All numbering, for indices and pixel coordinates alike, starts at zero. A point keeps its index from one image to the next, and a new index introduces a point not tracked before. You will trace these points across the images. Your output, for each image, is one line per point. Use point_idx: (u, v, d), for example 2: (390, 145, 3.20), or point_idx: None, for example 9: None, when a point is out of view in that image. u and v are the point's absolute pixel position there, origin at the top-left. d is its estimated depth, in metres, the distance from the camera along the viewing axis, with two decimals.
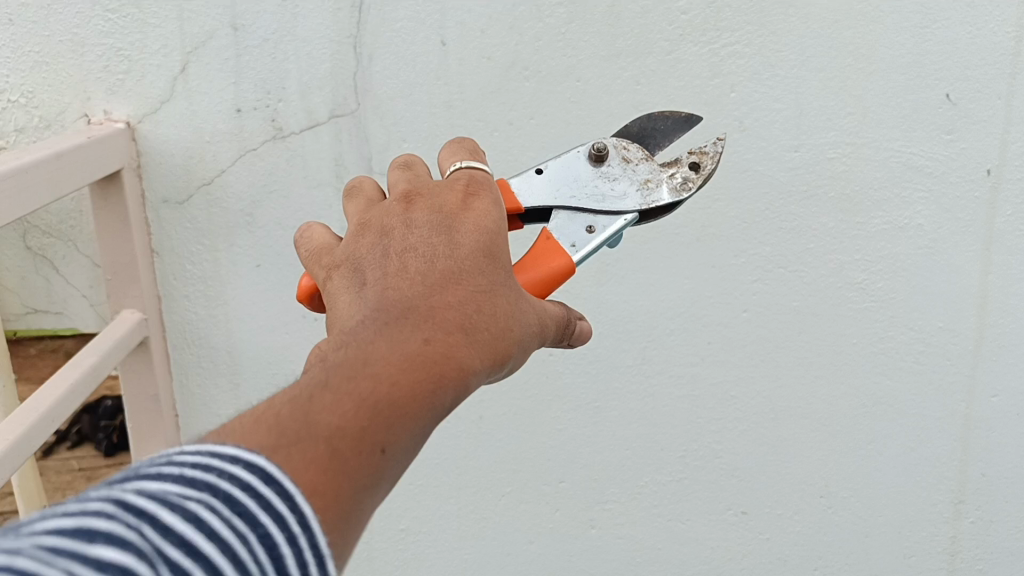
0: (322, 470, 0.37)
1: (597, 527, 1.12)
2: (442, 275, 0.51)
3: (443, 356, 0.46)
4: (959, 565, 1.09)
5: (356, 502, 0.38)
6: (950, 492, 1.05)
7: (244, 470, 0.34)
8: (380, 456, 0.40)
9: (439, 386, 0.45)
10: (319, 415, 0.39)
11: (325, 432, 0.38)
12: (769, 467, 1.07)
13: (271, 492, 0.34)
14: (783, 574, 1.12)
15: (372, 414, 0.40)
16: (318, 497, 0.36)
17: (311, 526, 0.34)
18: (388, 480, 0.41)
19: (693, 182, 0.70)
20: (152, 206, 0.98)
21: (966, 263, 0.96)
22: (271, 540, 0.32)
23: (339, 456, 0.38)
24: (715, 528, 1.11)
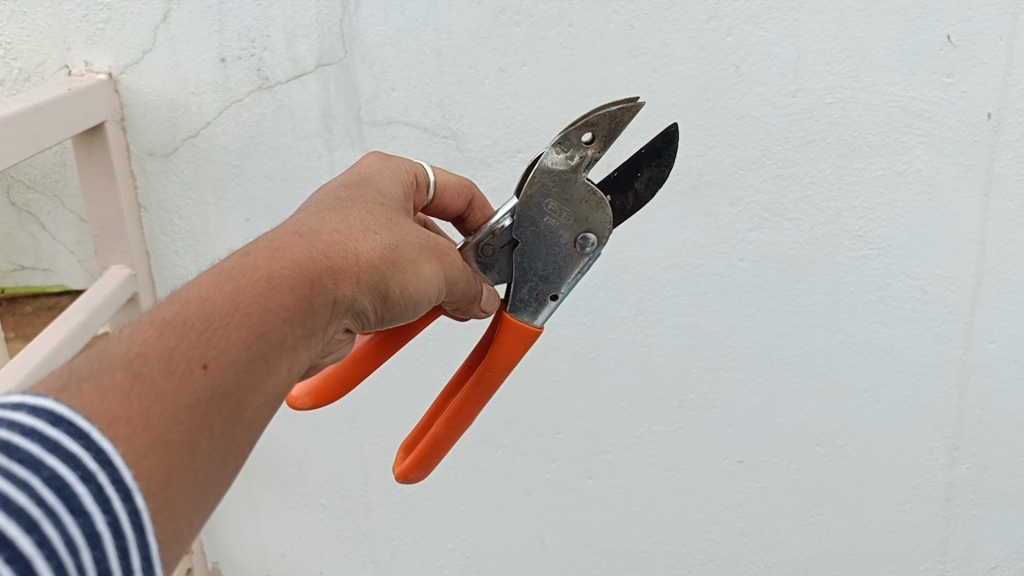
0: (121, 397, 0.39)
1: (594, 477, 1.12)
2: (296, 232, 0.55)
3: (279, 267, 0.50)
4: (954, 510, 1.10)
5: (170, 415, 0.40)
6: (946, 439, 1.06)
7: (27, 415, 0.33)
8: (202, 374, 0.43)
9: (272, 294, 0.49)
10: (118, 348, 0.41)
11: (122, 360, 0.40)
12: (764, 416, 1.07)
13: (59, 433, 0.34)
14: (779, 521, 1.13)
15: (184, 334, 0.43)
16: (119, 424, 0.38)
17: (110, 461, 0.35)
18: (218, 397, 0.43)
19: (558, 143, 0.63)
20: (138, 158, 0.96)
21: (964, 210, 0.95)
22: (60, 482, 0.33)
23: (143, 380, 0.40)
24: (712, 477, 1.11)
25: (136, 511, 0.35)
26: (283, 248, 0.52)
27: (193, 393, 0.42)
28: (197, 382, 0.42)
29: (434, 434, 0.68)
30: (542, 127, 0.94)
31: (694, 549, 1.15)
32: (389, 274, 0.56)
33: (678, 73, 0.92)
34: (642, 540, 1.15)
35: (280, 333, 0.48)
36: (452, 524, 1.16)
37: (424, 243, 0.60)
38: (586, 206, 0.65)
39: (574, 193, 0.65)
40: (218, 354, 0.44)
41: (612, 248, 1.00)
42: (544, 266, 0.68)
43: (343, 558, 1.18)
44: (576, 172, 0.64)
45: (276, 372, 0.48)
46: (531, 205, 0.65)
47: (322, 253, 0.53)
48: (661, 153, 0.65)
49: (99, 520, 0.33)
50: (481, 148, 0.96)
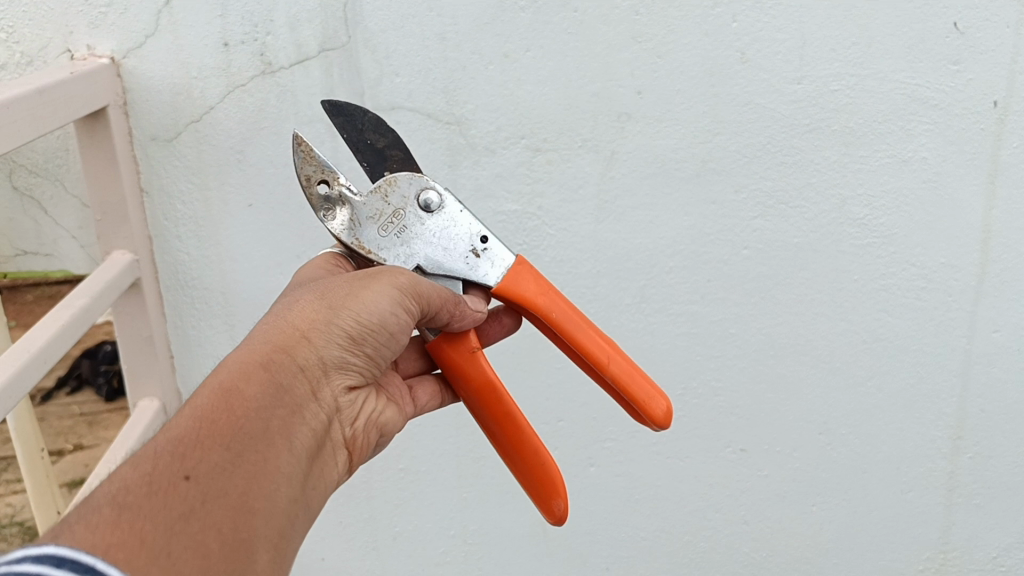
0: (110, 525, 0.40)
1: (596, 465, 1.12)
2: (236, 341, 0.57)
3: (225, 369, 0.52)
4: (956, 499, 1.10)
5: (168, 531, 0.42)
6: (948, 428, 1.06)
7: (32, 563, 0.34)
8: (187, 484, 0.44)
9: (226, 388, 0.50)
10: (96, 493, 0.43)
11: (104, 498, 0.42)
12: (767, 405, 1.07)
13: (64, 573, 0.34)
14: (781, 510, 1.13)
15: (158, 458, 0.45)
16: (118, 548, 0.39)
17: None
18: (211, 499, 0.45)
19: (323, 217, 0.68)
20: (140, 143, 0.96)
21: (969, 198, 0.94)
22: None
23: (130, 509, 0.41)
24: (714, 466, 1.11)
25: None
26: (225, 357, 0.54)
27: (182, 504, 0.43)
28: (183, 492, 0.44)
29: (613, 377, 0.66)
30: (546, 113, 0.94)
31: (695, 537, 1.15)
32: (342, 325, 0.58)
33: (684, 59, 0.92)
34: (644, 528, 1.15)
35: (252, 420, 0.50)
36: (453, 512, 1.15)
37: (366, 281, 0.61)
38: (386, 198, 0.70)
39: (378, 205, 0.69)
40: (197, 463, 0.46)
41: (616, 235, 1.00)
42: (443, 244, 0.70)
43: (344, 545, 1.18)
44: (356, 200, 0.69)
45: (266, 449, 0.50)
46: (381, 241, 0.69)
47: (265, 342, 0.56)
48: (348, 116, 0.70)
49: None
50: (484, 134, 0.96)
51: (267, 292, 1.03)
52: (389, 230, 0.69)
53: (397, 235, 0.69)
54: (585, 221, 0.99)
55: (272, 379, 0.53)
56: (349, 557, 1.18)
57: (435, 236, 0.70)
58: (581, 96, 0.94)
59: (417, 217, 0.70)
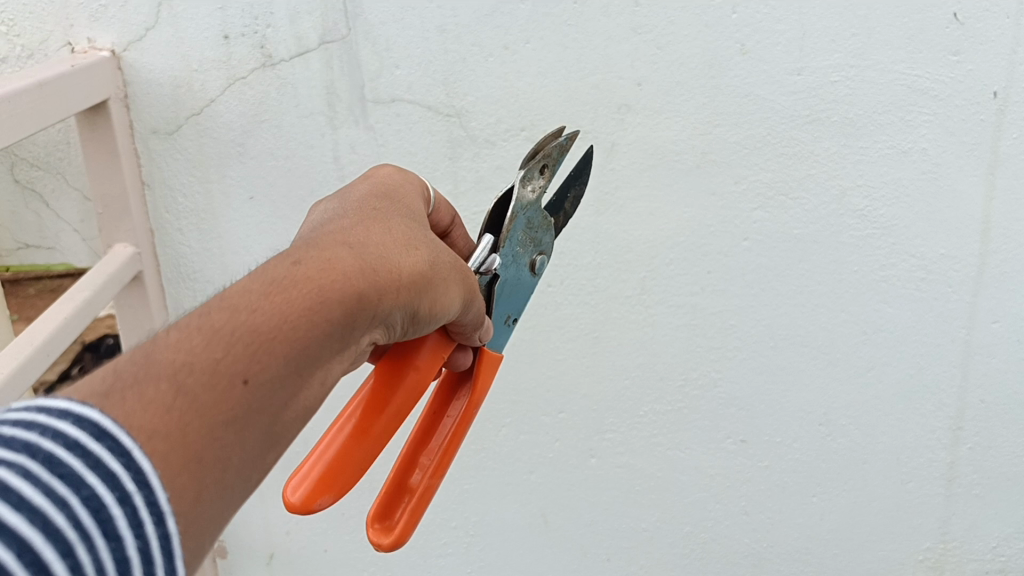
0: (163, 410, 0.37)
1: (597, 456, 1.12)
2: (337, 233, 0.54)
3: (324, 275, 0.48)
4: (956, 490, 1.11)
5: (210, 436, 0.39)
6: (949, 419, 1.07)
7: (72, 425, 0.33)
8: (242, 389, 0.42)
9: (319, 305, 0.47)
10: (160, 355, 0.39)
11: (168, 370, 0.39)
12: (767, 395, 1.07)
13: (102, 448, 0.33)
14: (781, 500, 1.13)
15: (232, 347, 0.42)
16: (160, 439, 0.36)
17: (148, 483, 0.34)
18: (253, 415, 0.42)
19: (528, 173, 0.67)
20: (141, 136, 0.96)
21: (969, 188, 0.94)
22: (98, 503, 0.32)
23: (186, 393, 0.39)
24: (715, 457, 1.11)
25: (166, 536, 0.35)
26: (333, 257, 0.50)
27: (230, 411, 0.41)
28: (236, 397, 0.41)
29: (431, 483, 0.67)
30: (546, 105, 0.94)
31: (696, 527, 1.16)
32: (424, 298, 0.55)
33: (683, 51, 0.92)
34: (645, 518, 1.15)
35: (320, 347, 0.47)
36: (456, 503, 1.16)
37: (455, 274, 0.59)
38: (542, 229, 0.71)
39: (535, 223, 0.70)
40: (260, 370, 0.43)
41: (616, 227, 1.00)
42: (507, 298, 0.72)
43: (346, 536, 1.18)
44: (537, 197, 0.69)
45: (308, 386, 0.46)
46: (512, 234, 0.68)
47: (368, 263, 0.51)
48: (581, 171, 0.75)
49: (131, 545, 0.33)
50: (485, 127, 0.96)
51: None
52: (520, 237, 0.69)
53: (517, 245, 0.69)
54: (586, 213, 0.99)
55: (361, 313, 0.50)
56: (352, 547, 1.19)
57: (518, 279, 0.71)
58: (581, 88, 0.94)
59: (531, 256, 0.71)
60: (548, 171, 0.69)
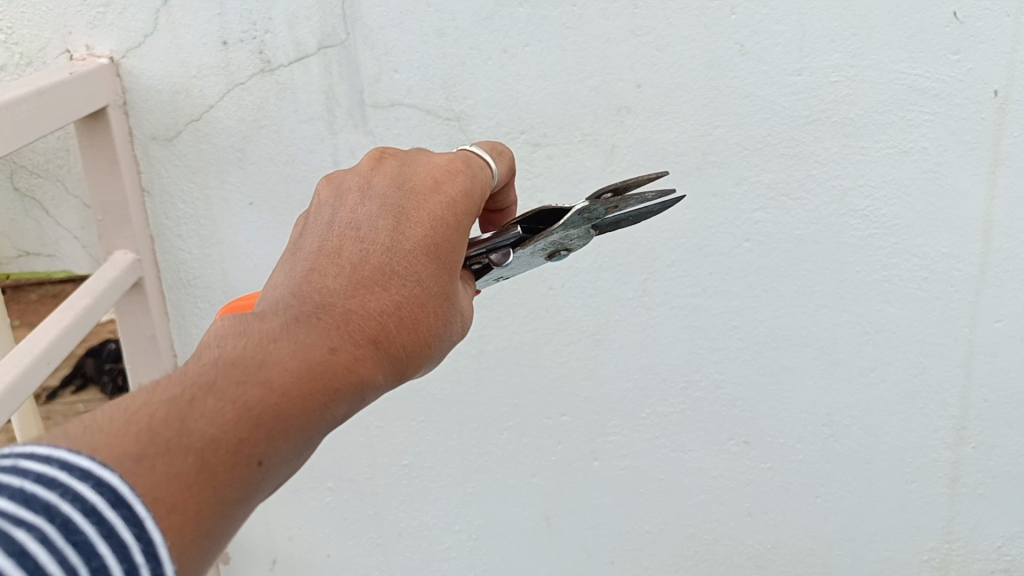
0: (184, 485, 0.41)
1: (600, 459, 1.12)
2: (374, 292, 0.56)
3: (350, 365, 0.52)
4: (960, 489, 1.11)
5: (223, 511, 0.42)
6: (952, 418, 1.06)
7: (91, 490, 0.35)
8: (256, 470, 0.45)
9: (335, 398, 0.50)
10: (193, 424, 0.43)
11: (196, 447, 0.42)
12: (770, 396, 1.07)
13: (117, 517, 0.36)
14: (785, 502, 1.13)
15: (257, 429, 0.45)
16: (175, 515, 0.40)
17: (156, 555, 0.36)
18: (259, 491, 0.46)
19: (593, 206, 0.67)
20: (140, 143, 0.96)
21: (970, 187, 0.94)
22: (105, 573, 0.34)
23: (209, 470, 0.42)
24: (719, 458, 1.11)
25: None
26: (359, 339, 0.54)
27: (243, 489, 0.44)
28: (251, 478, 0.45)
29: None
30: (545, 107, 0.94)
31: (700, 529, 1.15)
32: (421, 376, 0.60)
33: (682, 52, 0.91)
34: (648, 520, 1.15)
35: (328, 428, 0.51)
36: (459, 507, 1.16)
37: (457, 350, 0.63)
38: (577, 242, 0.71)
39: (575, 238, 0.69)
40: (276, 450, 0.46)
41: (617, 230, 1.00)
42: (513, 270, 0.73)
43: (350, 541, 1.18)
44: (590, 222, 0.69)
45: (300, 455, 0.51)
46: (544, 238, 0.68)
47: (389, 345, 0.55)
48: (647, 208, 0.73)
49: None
50: (485, 130, 0.95)
51: None
52: (551, 242, 0.69)
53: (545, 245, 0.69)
54: None
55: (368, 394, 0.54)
56: (356, 552, 1.19)
57: (527, 263, 0.71)
58: (580, 90, 0.93)
59: (550, 251, 0.71)
60: (614, 210, 0.68)
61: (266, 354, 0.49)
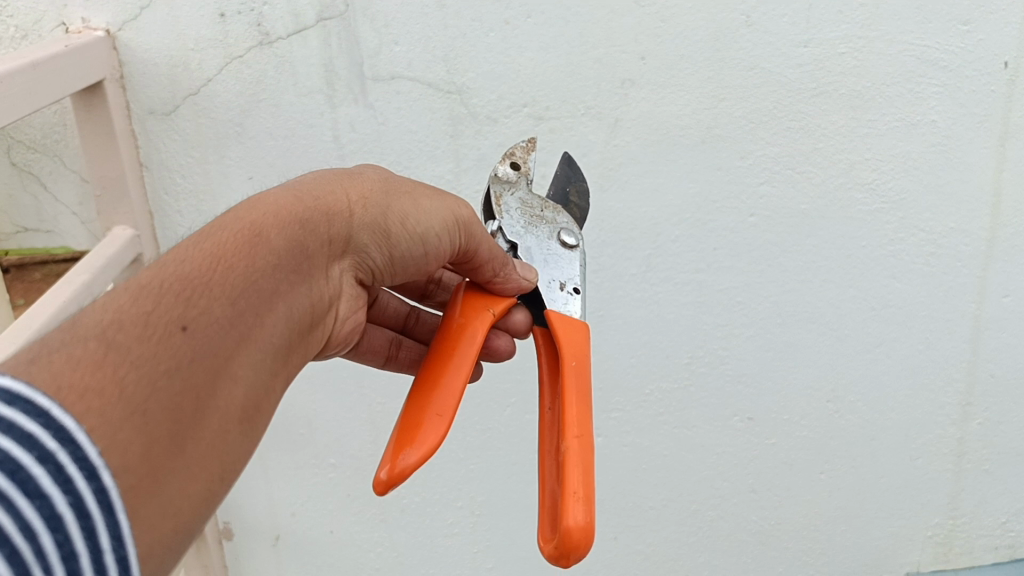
0: (92, 367, 0.37)
1: (604, 437, 1.11)
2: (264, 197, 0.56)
3: (261, 211, 0.51)
4: (965, 465, 1.11)
5: (151, 385, 0.39)
6: (958, 394, 1.06)
7: None
8: (184, 333, 0.42)
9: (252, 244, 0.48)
10: (88, 318, 0.39)
11: (94, 330, 0.38)
12: (774, 372, 1.06)
13: (15, 411, 0.31)
14: (789, 478, 1.12)
15: (162, 296, 0.42)
16: (91, 395, 0.36)
17: (72, 438, 0.33)
18: (203, 356, 0.42)
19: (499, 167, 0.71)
20: (137, 117, 0.94)
21: (979, 161, 0.94)
22: (15, 464, 0.30)
23: (118, 348, 0.38)
24: (723, 434, 1.10)
25: (100, 488, 0.33)
26: (264, 199, 0.52)
27: (173, 356, 0.40)
28: (180, 340, 0.41)
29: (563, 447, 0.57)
30: (548, 80, 0.93)
31: (703, 506, 1.15)
32: (387, 215, 0.58)
33: (687, 23, 0.90)
34: (652, 497, 1.14)
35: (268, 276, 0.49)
36: (462, 483, 1.15)
37: (424, 195, 0.61)
38: (546, 209, 0.71)
39: (538, 205, 0.71)
40: (199, 315, 0.43)
41: (621, 205, 0.98)
42: (547, 268, 0.70)
43: (352, 518, 1.18)
44: (523, 183, 0.71)
45: (258, 321, 0.47)
46: (511, 217, 0.70)
47: (306, 195, 0.54)
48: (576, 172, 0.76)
49: (60, 503, 0.31)
50: (486, 103, 0.94)
51: None
52: (523, 216, 0.70)
53: (524, 223, 0.70)
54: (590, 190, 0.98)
55: (301, 234, 0.52)
56: (359, 528, 1.18)
57: (548, 252, 0.70)
58: (583, 62, 0.92)
59: (545, 230, 0.71)
60: (526, 161, 0.72)
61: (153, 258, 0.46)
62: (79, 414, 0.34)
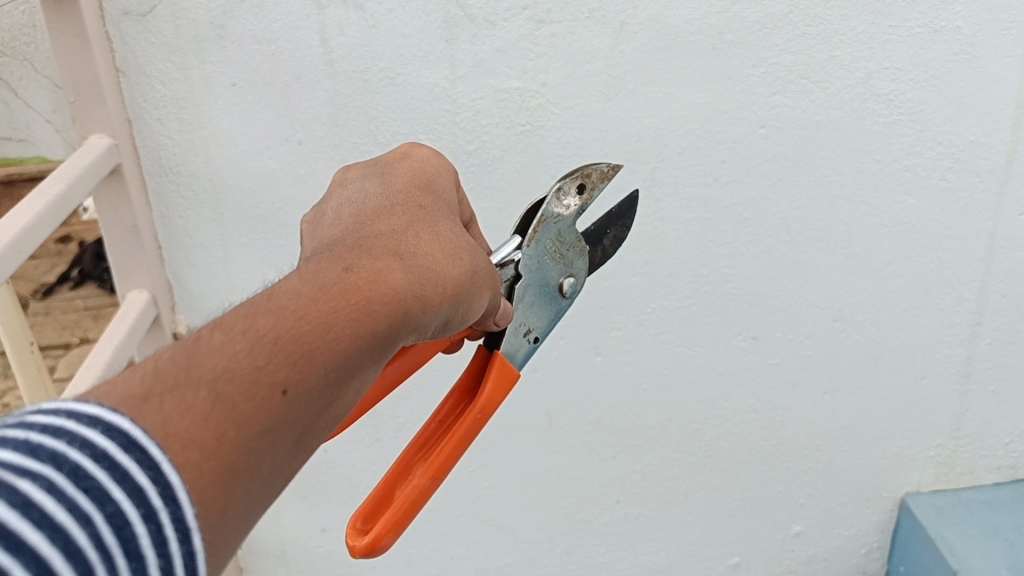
0: (201, 418, 0.38)
1: (603, 355, 1.08)
2: (372, 231, 0.57)
3: (377, 284, 0.51)
4: (971, 385, 1.09)
5: (246, 448, 0.40)
6: (968, 314, 1.04)
7: (102, 435, 0.33)
8: (283, 398, 0.42)
9: (366, 314, 0.48)
10: (206, 357, 0.41)
11: (209, 377, 0.40)
12: (781, 291, 1.03)
13: (130, 461, 0.34)
14: (793, 398, 1.10)
15: (273, 354, 0.43)
16: (193, 449, 0.37)
17: (175, 498, 0.34)
18: (292, 422, 0.43)
19: (567, 186, 0.69)
20: (112, 19, 0.89)
21: (1004, 70, 0.89)
22: (121, 519, 0.32)
23: (224, 401, 0.40)
24: (725, 354, 1.07)
25: (191, 553, 0.35)
26: (383, 270, 0.52)
27: (268, 420, 0.41)
28: (277, 406, 0.42)
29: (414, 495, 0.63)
30: None
31: (704, 426, 1.13)
32: (470, 287, 0.59)
33: None
34: (651, 417, 1.12)
35: (364, 355, 0.48)
36: None
37: (488, 277, 0.62)
38: (571, 251, 0.72)
39: (570, 246, 0.72)
40: (300, 380, 0.43)
41: (625, 114, 0.93)
42: (530, 311, 0.71)
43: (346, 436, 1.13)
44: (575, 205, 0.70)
45: (344, 394, 0.47)
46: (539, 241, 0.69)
47: (412, 272, 0.54)
48: (624, 214, 0.77)
49: (153, 565, 0.33)
50: (484, 6, 0.89)
51: (256, 179, 0.97)
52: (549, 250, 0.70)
53: (546, 255, 0.70)
54: (593, 100, 0.93)
55: (405, 320, 0.51)
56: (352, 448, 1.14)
57: (540, 289, 0.71)
58: None
59: (558, 271, 0.72)
60: (597, 182, 0.71)
61: (274, 288, 0.47)
62: (181, 464, 0.37)
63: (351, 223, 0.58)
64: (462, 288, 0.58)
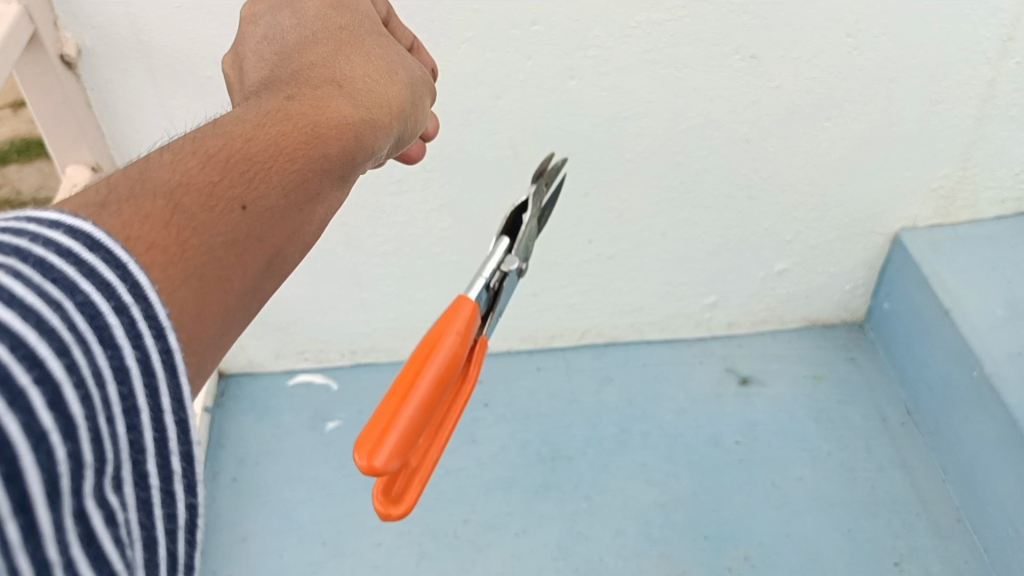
0: (161, 224, 0.38)
1: (576, 79, 0.92)
2: (296, 71, 0.56)
3: (313, 114, 0.51)
4: (990, 112, 0.96)
5: (213, 261, 0.40)
6: (1001, 28, 0.89)
7: (65, 234, 0.32)
8: (242, 214, 0.42)
9: (305, 143, 0.48)
10: (156, 174, 0.41)
11: (163, 188, 0.40)
12: (788, 2, 0.86)
13: (96, 258, 0.33)
14: (790, 128, 0.98)
15: (218, 172, 0.43)
16: (158, 253, 0.37)
17: (144, 296, 0.33)
18: (255, 240, 0.43)
19: None
20: None
21: None
22: (93, 309, 0.32)
23: (183, 211, 0.39)
24: (718, 77, 0.92)
25: (168, 350, 0.34)
26: (316, 104, 0.52)
27: (230, 230, 0.41)
28: (238, 220, 0.42)
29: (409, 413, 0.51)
30: None
31: (688, 159, 1.00)
32: (400, 103, 0.59)
33: None
34: (629, 149, 0.99)
35: (313, 179, 0.48)
36: None
37: (423, 82, 0.64)
38: None
39: None
40: (256, 197, 0.44)
41: None
42: None
43: None
44: None
45: (302, 219, 0.47)
46: None
47: (347, 101, 0.54)
48: None
49: (127, 354, 0.32)
50: None
51: None
52: None
53: None
54: None
55: (350, 148, 0.52)
56: None
57: None
58: None
59: None
60: None
61: (212, 125, 0.47)
62: (146, 266, 0.36)
63: (275, 59, 0.58)
64: (396, 113, 0.58)
